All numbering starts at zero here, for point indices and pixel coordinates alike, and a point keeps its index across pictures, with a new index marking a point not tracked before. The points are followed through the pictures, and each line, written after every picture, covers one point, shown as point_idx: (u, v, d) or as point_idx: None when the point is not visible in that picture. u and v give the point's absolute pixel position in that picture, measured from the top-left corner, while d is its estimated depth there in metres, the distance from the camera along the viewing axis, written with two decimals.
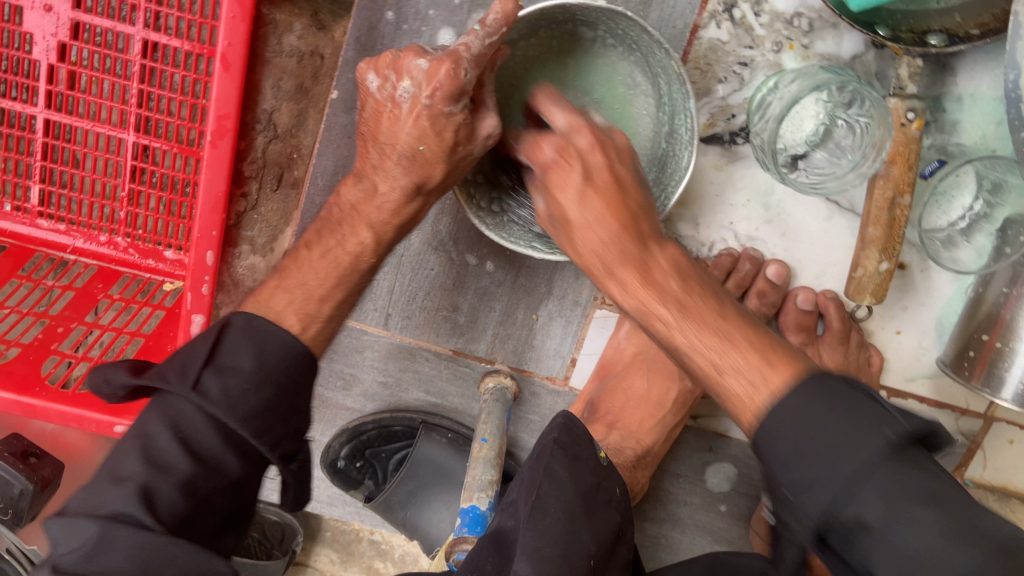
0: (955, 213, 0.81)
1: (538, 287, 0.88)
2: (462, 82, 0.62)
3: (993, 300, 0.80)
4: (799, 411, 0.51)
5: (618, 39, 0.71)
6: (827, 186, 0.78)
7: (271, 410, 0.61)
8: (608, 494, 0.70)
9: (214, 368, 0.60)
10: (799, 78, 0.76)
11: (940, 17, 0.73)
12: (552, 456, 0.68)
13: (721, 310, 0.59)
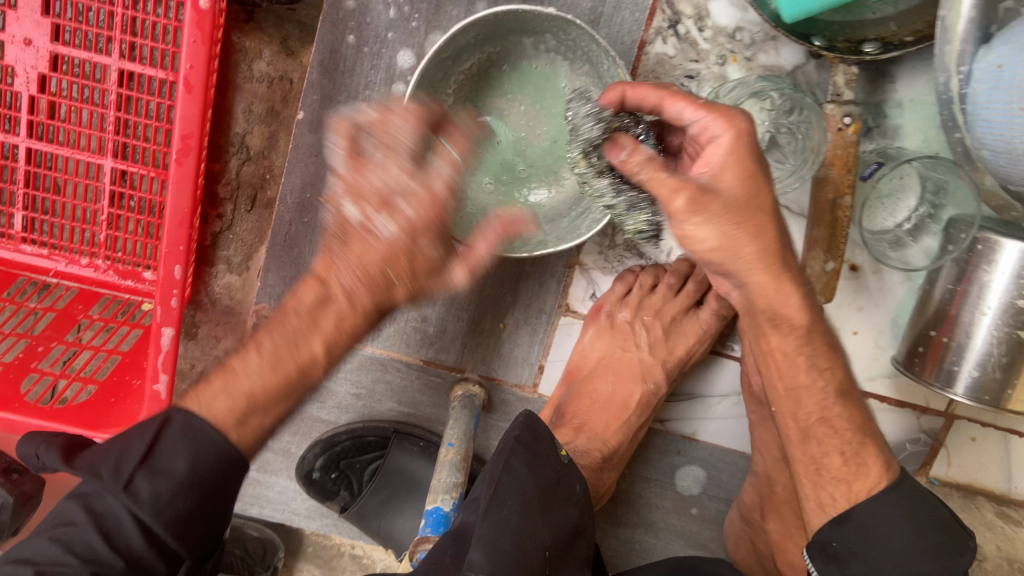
0: (902, 215, 0.84)
1: (503, 297, 0.91)
2: (445, 224, 0.60)
3: (940, 295, 0.83)
4: (896, 527, 0.66)
5: (571, 47, 0.77)
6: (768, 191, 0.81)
7: (191, 517, 0.57)
8: (567, 490, 0.73)
9: (147, 469, 0.56)
10: (738, 87, 0.80)
11: (877, 27, 0.76)
12: (512, 453, 0.71)
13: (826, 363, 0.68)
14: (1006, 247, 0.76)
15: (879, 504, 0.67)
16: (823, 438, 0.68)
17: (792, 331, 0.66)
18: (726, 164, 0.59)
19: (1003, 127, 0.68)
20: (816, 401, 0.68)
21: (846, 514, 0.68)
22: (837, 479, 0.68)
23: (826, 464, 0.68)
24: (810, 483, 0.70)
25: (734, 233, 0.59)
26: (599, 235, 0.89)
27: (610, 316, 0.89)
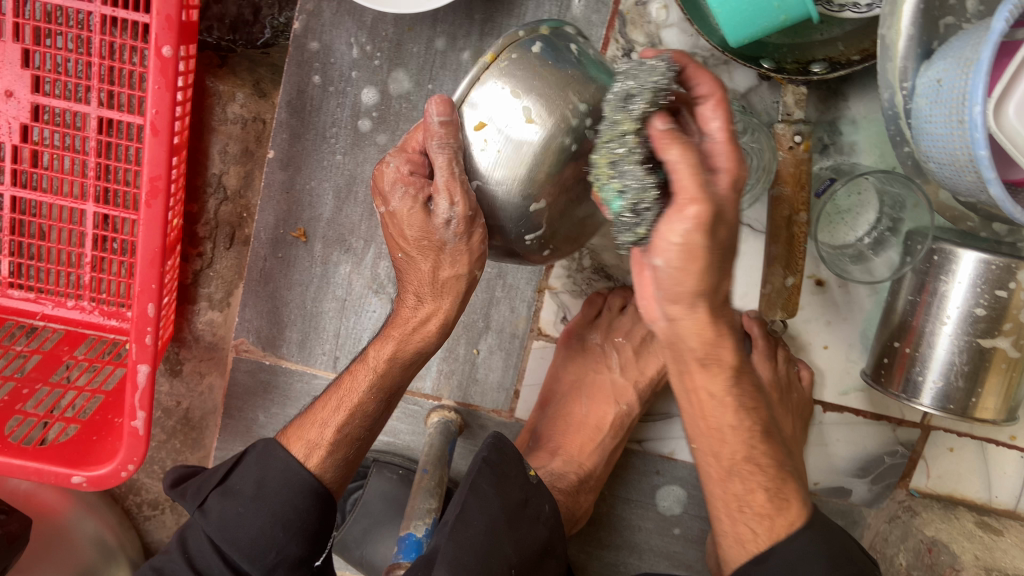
0: (862, 229, 0.85)
1: (476, 324, 0.94)
2: (397, 174, 0.65)
3: (903, 307, 0.84)
4: (814, 564, 0.66)
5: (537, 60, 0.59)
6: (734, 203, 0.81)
7: (264, 538, 0.69)
8: (537, 510, 0.73)
9: (222, 490, 0.71)
10: None
11: (824, 47, 0.80)
12: (479, 474, 0.72)
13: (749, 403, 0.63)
14: (962, 257, 0.77)
15: (798, 542, 0.66)
16: (748, 477, 0.66)
17: (719, 370, 0.60)
18: (731, 192, 0.53)
19: (945, 141, 0.69)
20: (742, 441, 0.65)
21: (765, 554, 0.66)
22: (761, 516, 0.66)
23: (753, 502, 0.66)
24: (728, 519, 0.68)
25: (697, 257, 0.52)
26: (568, 259, 0.92)
27: (582, 339, 0.91)
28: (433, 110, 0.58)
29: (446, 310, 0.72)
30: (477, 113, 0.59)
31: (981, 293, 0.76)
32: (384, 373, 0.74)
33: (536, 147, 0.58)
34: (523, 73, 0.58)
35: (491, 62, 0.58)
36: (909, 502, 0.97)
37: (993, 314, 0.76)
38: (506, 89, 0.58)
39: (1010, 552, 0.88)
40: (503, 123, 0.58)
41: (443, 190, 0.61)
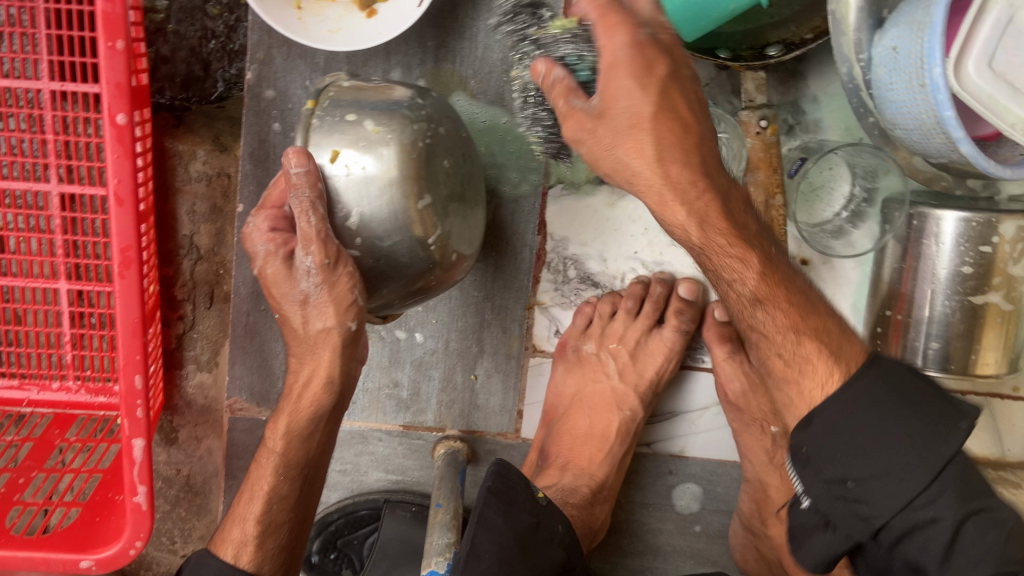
0: (838, 203, 0.85)
1: (471, 349, 0.93)
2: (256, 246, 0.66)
3: (890, 276, 0.84)
4: (862, 417, 0.59)
5: (356, 90, 0.64)
6: None
7: None
8: (550, 531, 0.72)
9: None
10: None
11: (777, 30, 0.80)
12: (487, 504, 0.70)
13: (752, 272, 0.64)
14: (943, 218, 0.78)
15: (837, 397, 0.60)
16: (777, 339, 0.65)
17: (721, 241, 0.63)
18: (639, 85, 0.58)
19: (907, 107, 0.70)
20: (761, 304, 0.65)
21: (813, 414, 0.62)
22: (790, 365, 0.65)
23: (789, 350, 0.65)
24: (778, 381, 0.66)
25: (625, 157, 0.60)
26: (552, 272, 0.92)
27: (576, 350, 0.91)
28: (292, 163, 0.60)
29: (328, 366, 0.67)
30: (324, 150, 0.61)
31: (966, 251, 0.77)
32: (286, 453, 0.69)
33: (394, 150, 0.61)
34: (347, 101, 0.63)
35: (314, 107, 0.63)
36: None
37: (981, 271, 0.77)
38: (348, 117, 0.62)
39: None
40: (355, 141, 0.61)
41: (302, 241, 0.61)
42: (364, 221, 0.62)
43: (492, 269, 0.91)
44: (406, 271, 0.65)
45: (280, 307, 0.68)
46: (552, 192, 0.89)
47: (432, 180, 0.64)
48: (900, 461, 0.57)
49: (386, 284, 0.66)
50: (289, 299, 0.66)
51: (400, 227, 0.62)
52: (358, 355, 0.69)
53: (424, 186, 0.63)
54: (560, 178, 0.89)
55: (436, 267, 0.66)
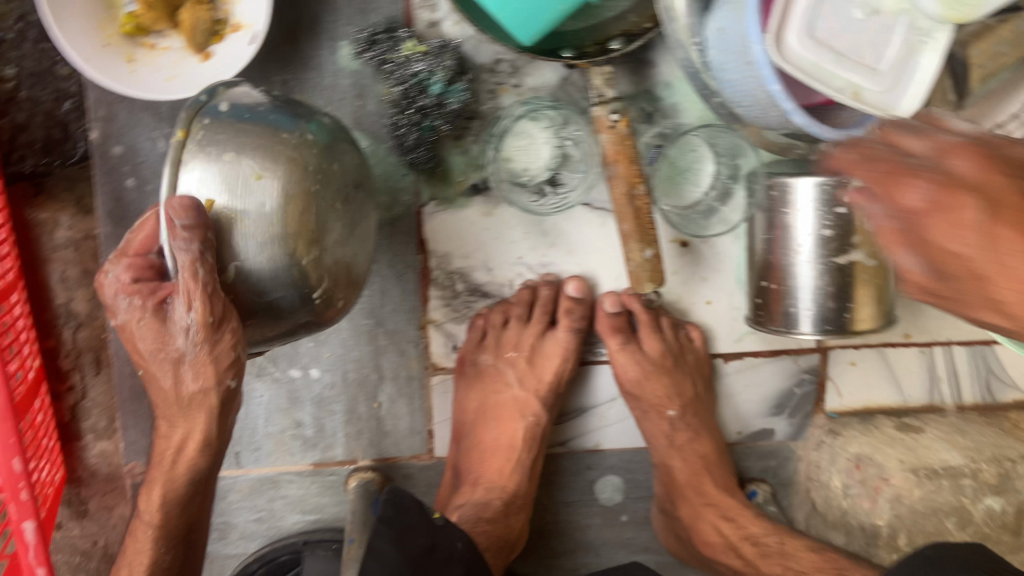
0: (706, 183, 0.89)
1: (369, 378, 0.91)
2: (121, 294, 0.65)
3: (762, 248, 0.86)
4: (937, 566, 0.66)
5: (232, 117, 0.63)
6: (569, 200, 0.89)
7: None
8: (447, 551, 0.74)
9: None
10: (527, 105, 0.87)
11: (618, 23, 0.82)
12: (376, 534, 0.71)
13: None
14: (797, 185, 0.79)
15: None
16: None
17: None
18: (970, 241, 0.45)
19: (741, 85, 0.72)
20: None
21: None
22: None
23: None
24: None
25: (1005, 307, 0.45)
26: (441, 288, 0.91)
27: (474, 364, 0.91)
28: (175, 215, 0.57)
29: (204, 428, 0.70)
30: (198, 195, 0.60)
31: (824, 215, 0.79)
32: (162, 524, 0.73)
33: (274, 200, 0.61)
34: (223, 135, 0.62)
35: (184, 139, 0.61)
36: (831, 425, 0.99)
37: (841, 232, 0.79)
38: (220, 151, 0.61)
39: (932, 446, 0.92)
40: (235, 187, 0.60)
41: (184, 297, 0.60)
42: (242, 274, 0.62)
43: (378, 294, 0.89)
44: (286, 317, 0.66)
45: (145, 363, 0.69)
46: (426, 210, 0.88)
47: (320, 231, 0.64)
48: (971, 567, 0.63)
49: (262, 326, 0.66)
50: (158, 357, 0.67)
51: (286, 279, 0.63)
52: (231, 414, 0.73)
53: (313, 237, 0.63)
54: (433, 195, 0.88)
55: (317, 312, 0.67)
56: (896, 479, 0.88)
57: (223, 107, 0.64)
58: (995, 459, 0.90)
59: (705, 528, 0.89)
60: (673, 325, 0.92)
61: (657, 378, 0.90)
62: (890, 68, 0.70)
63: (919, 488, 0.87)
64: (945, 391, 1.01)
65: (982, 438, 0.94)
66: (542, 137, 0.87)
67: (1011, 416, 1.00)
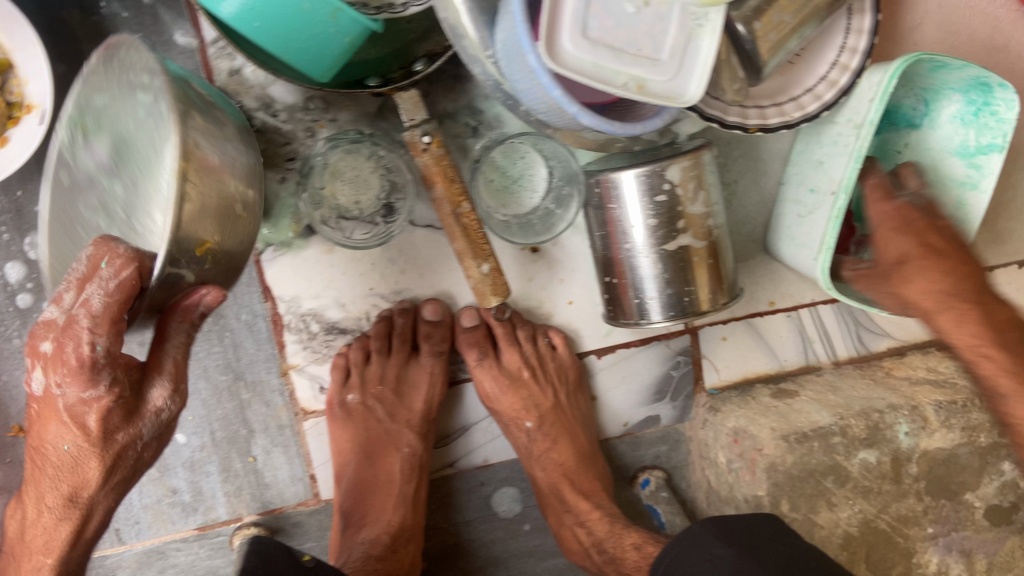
0: (541, 187, 0.89)
1: (239, 434, 0.91)
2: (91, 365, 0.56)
3: (599, 245, 0.86)
4: (701, 541, 0.79)
5: (207, 128, 0.58)
6: (393, 229, 0.86)
7: None
8: None
9: None
10: (332, 142, 0.84)
11: (423, 44, 0.82)
12: None
13: (1000, 364, 0.76)
14: (616, 179, 0.80)
15: None
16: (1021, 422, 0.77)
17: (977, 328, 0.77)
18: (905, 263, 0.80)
19: (531, 93, 0.72)
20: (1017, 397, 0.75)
21: None
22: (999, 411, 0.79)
23: (888, 261, 0.80)
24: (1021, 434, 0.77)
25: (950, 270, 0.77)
26: (295, 332, 0.89)
27: (343, 405, 0.89)
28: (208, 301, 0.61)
29: (95, 514, 0.69)
30: (200, 234, 0.58)
31: (648, 204, 0.79)
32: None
33: (243, 218, 0.64)
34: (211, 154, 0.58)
35: (186, 170, 0.55)
36: (711, 403, 1.00)
37: (665, 220, 0.80)
38: (214, 177, 0.59)
39: (804, 409, 0.93)
40: (226, 221, 0.61)
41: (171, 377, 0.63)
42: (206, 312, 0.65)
43: (232, 349, 0.89)
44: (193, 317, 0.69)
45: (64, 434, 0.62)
46: (265, 256, 0.86)
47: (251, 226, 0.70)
48: (720, 549, 0.76)
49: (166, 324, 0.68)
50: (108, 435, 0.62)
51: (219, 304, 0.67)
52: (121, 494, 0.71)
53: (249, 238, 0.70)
54: (268, 241, 0.86)
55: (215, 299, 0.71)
56: (769, 448, 0.89)
57: (195, 125, 0.57)
58: (864, 413, 0.91)
59: (563, 526, 0.93)
60: (530, 333, 0.94)
61: (514, 392, 0.93)
62: (669, 55, 0.70)
63: (791, 454, 0.89)
64: (819, 349, 1.02)
65: (853, 393, 0.95)
66: (364, 167, 0.84)
67: (885, 364, 1.02)
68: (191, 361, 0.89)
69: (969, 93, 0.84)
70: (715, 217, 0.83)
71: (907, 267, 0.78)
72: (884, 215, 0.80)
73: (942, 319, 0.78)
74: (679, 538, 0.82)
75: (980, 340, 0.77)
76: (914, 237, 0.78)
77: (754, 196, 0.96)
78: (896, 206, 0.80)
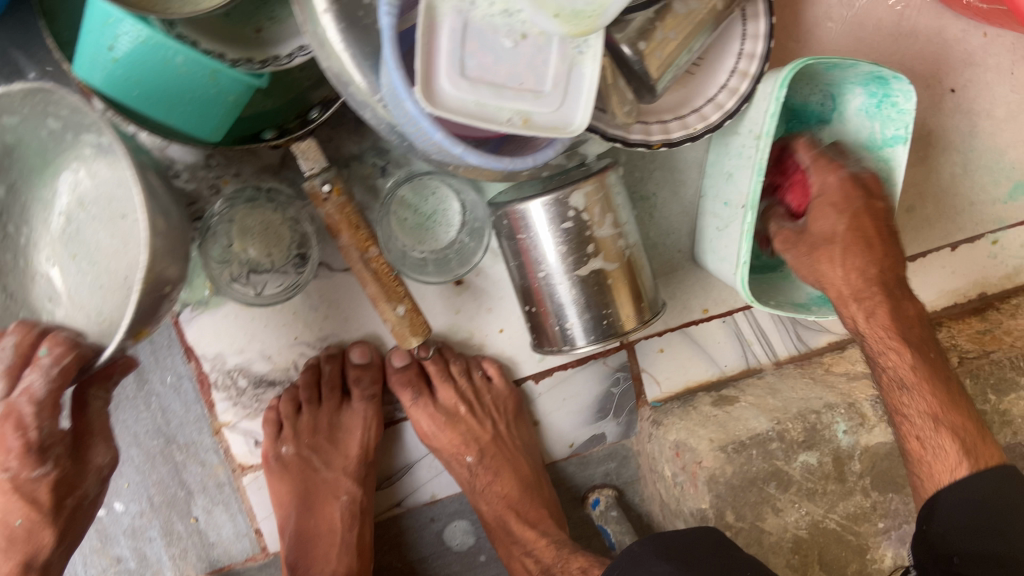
0: (456, 221, 0.87)
1: (178, 497, 0.90)
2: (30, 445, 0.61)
3: (516, 274, 0.85)
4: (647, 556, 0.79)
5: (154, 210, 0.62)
6: (301, 280, 0.84)
7: None
8: None
9: None
10: (229, 199, 0.82)
11: (317, 90, 0.81)
12: None
13: (915, 366, 0.81)
14: (520, 209, 0.79)
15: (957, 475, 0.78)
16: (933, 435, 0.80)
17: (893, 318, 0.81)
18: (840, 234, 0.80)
19: (419, 136, 0.71)
20: (931, 404, 0.80)
21: (932, 504, 0.78)
22: (910, 419, 0.82)
23: (818, 234, 0.81)
24: (924, 444, 0.81)
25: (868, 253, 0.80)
26: (223, 390, 0.89)
27: (278, 458, 0.89)
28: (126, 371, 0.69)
29: None
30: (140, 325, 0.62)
31: (556, 232, 0.79)
32: None
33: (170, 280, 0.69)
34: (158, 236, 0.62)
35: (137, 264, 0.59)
36: (655, 416, 0.98)
37: (575, 246, 0.80)
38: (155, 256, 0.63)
39: (742, 417, 0.93)
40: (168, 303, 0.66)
41: (110, 439, 0.69)
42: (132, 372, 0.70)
43: (159, 413, 0.88)
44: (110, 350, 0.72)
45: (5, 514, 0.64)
46: (182, 317, 0.85)
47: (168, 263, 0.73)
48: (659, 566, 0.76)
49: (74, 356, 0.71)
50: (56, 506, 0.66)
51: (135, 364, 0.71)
52: None
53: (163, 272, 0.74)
54: (184, 301, 0.85)
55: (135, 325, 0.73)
56: (707, 460, 0.88)
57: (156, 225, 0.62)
58: (800, 415, 0.91)
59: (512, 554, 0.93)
60: (460, 368, 0.94)
61: (452, 428, 0.93)
62: (553, 86, 0.70)
63: (731, 464, 0.89)
64: (758, 351, 1.02)
65: (790, 395, 0.95)
66: (272, 220, 0.83)
67: (825, 360, 1.02)
68: (120, 430, 0.88)
69: (869, 86, 0.84)
70: (626, 237, 0.83)
71: (835, 246, 0.80)
72: (827, 185, 0.80)
73: (866, 308, 0.80)
74: (631, 550, 0.82)
75: (891, 334, 0.81)
76: (847, 214, 0.79)
77: (675, 207, 0.96)
78: (842, 177, 0.80)
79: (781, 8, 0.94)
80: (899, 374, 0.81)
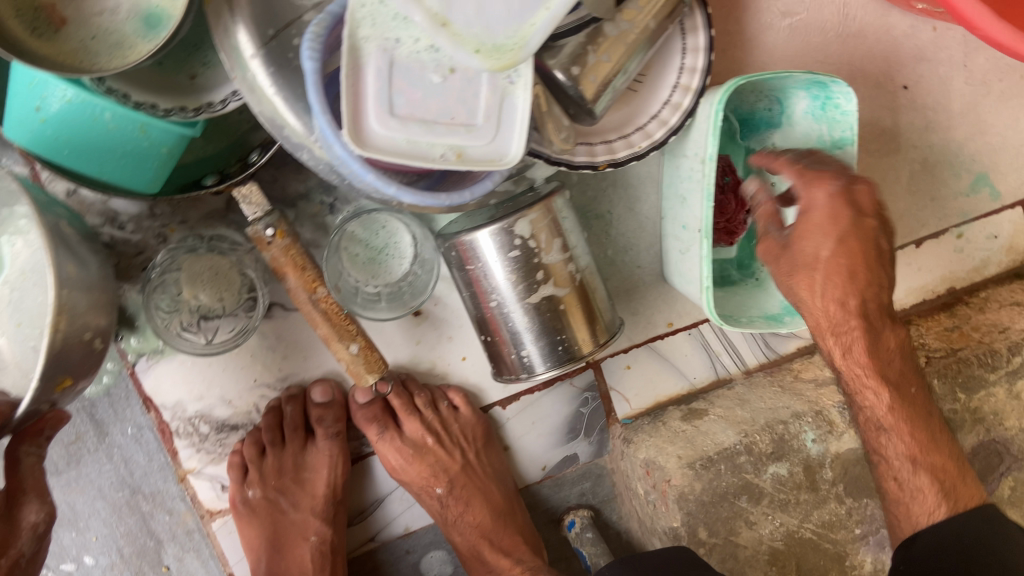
0: (406, 253, 0.87)
1: (148, 546, 0.90)
2: None
3: (471, 305, 0.84)
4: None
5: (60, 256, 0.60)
6: (251, 325, 0.84)
7: None
8: None
9: None
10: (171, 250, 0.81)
11: (255, 131, 0.81)
12: None
13: (895, 404, 0.80)
14: (465, 241, 0.78)
15: (935, 513, 0.80)
16: (912, 477, 0.81)
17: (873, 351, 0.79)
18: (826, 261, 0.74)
19: (355, 178, 0.69)
20: (910, 447, 0.81)
21: (911, 539, 0.80)
22: (885, 455, 0.82)
23: (799, 254, 0.74)
24: (900, 488, 0.82)
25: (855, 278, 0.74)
26: (185, 437, 0.88)
27: (245, 502, 0.88)
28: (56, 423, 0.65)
29: None
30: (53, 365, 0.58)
31: (504, 261, 0.78)
32: None
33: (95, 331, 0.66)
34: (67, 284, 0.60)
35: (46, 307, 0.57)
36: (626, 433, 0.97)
37: (524, 274, 0.79)
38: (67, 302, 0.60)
39: (710, 431, 0.92)
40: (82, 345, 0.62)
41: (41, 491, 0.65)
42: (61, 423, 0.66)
43: (123, 464, 0.87)
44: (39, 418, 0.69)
45: None
46: (138, 368, 0.85)
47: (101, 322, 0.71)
48: None
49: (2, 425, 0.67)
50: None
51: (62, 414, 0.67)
52: None
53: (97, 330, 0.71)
54: (138, 351, 0.84)
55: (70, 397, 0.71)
56: (676, 478, 0.87)
57: (67, 269, 0.61)
58: (768, 427, 0.90)
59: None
60: (423, 399, 0.93)
61: (420, 461, 0.93)
62: (485, 118, 0.69)
63: (699, 481, 0.88)
64: (727, 361, 1.01)
65: (759, 405, 0.94)
66: (221, 265, 0.82)
67: (794, 366, 1.01)
68: (84, 483, 0.87)
69: (811, 89, 0.83)
70: (576, 261, 0.82)
71: (816, 272, 0.74)
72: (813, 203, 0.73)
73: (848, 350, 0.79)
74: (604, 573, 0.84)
75: (869, 372, 0.79)
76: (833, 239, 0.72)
77: (631, 222, 0.95)
78: (832, 194, 0.72)
79: (723, 17, 0.93)
80: (873, 413, 0.81)
